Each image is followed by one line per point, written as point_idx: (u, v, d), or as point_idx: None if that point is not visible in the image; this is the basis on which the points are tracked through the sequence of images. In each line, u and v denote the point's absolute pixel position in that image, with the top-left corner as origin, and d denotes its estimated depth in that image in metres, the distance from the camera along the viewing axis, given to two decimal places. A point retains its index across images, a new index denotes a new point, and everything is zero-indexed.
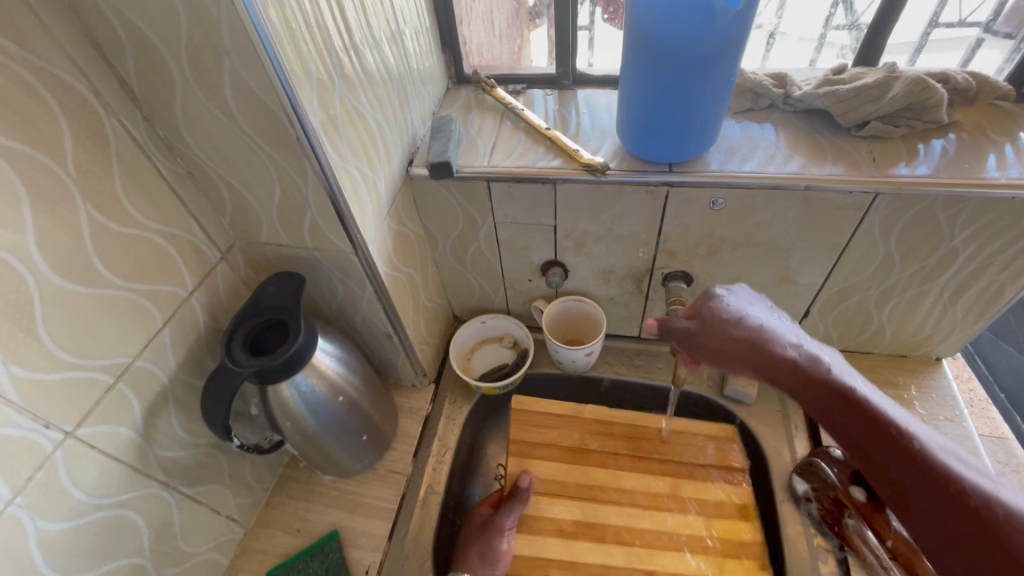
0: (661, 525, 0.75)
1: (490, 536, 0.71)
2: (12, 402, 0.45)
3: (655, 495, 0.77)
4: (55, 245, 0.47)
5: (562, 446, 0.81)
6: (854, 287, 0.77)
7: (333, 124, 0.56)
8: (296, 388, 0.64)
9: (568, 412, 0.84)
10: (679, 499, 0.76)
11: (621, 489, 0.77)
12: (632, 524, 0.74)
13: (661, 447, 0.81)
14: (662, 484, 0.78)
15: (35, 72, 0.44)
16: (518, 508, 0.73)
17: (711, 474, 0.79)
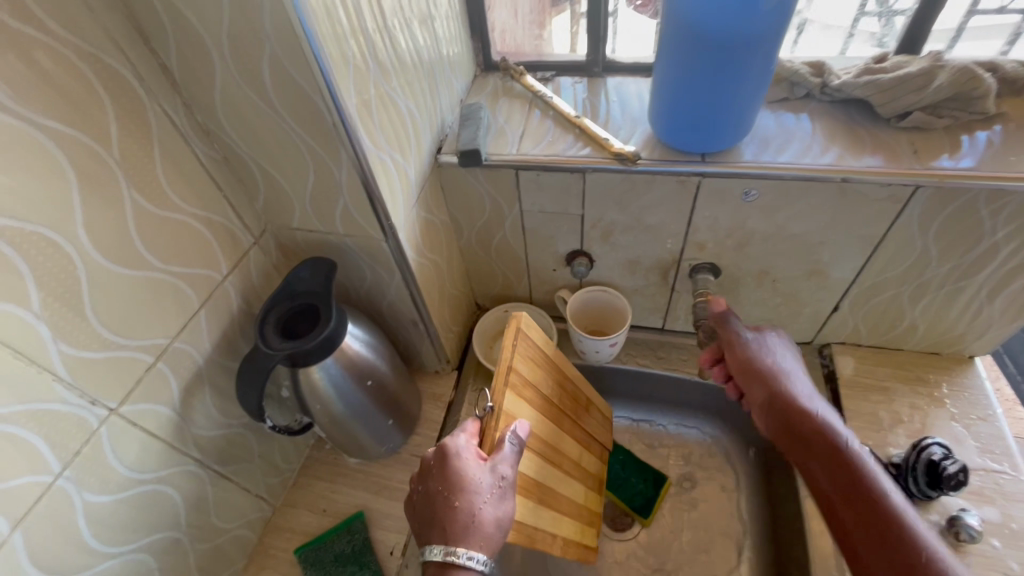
0: (574, 499, 0.70)
1: (485, 497, 0.48)
2: (62, 379, 0.47)
3: (577, 464, 0.71)
4: (102, 227, 0.48)
5: (542, 399, 0.63)
6: (887, 282, 0.75)
7: (368, 110, 0.57)
8: (326, 372, 0.65)
9: (549, 351, 0.65)
10: (582, 472, 0.73)
11: (560, 450, 0.66)
12: (558, 489, 0.65)
13: (586, 416, 0.76)
14: (583, 451, 0.73)
15: (83, 57, 0.44)
16: (513, 454, 0.50)
17: (594, 442, 0.78)
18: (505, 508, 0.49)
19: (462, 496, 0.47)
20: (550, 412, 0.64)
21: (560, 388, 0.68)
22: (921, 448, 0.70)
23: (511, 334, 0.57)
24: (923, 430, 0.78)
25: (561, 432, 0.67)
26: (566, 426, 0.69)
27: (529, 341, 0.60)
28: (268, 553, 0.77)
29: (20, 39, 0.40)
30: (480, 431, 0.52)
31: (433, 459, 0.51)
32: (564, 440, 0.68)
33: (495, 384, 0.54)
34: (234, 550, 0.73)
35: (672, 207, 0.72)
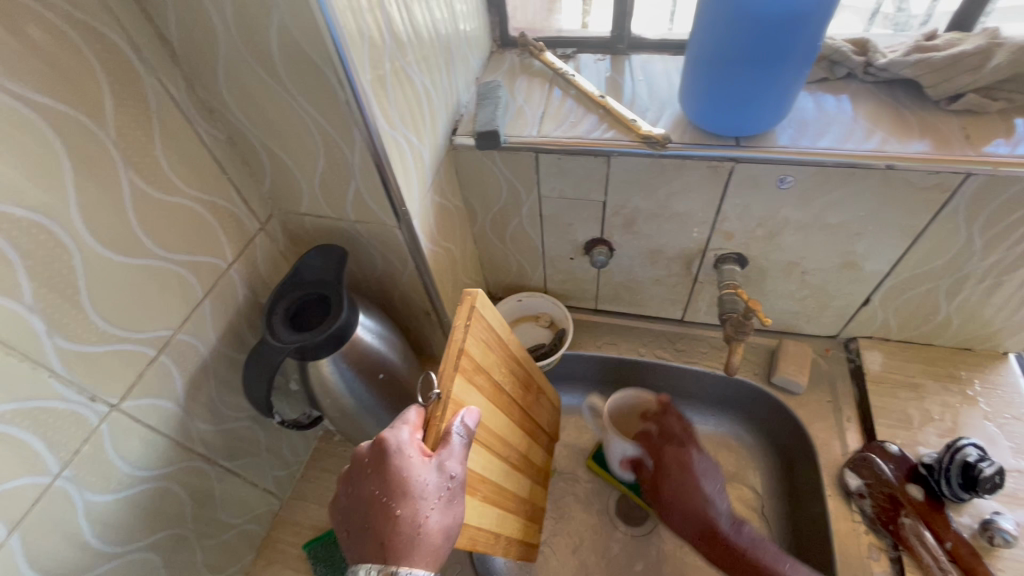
0: (518, 493, 0.65)
1: (431, 502, 0.41)
2: (58, 375, 0.44)
3: (521, 456, 0.65)
4: (97, 211, 0.44)
5: (495, 388, 0.56)
6: (925, 275, 0.71)
7: (383, 87, 0.52)
8: (337, 365, 0.63)
9: (504, 335, 0.58)
10: (526, 464, 0.68)
11: (507, 443, 0.61)
12: (502, 483, 0.60)
13: (535, 405, 0.70)
14: (528, 443, 0.69)
15: (75, 25, 0.40)
16: (462, 447, 0.44)
17: (539, 432, 0.73)
18: (453, 513, 0.42)
19: (403, 503, 0.41)
20: (500, 403, 0.58)
21: (512, 376, 0.61)
22: (956, 449, 0.67)
23: (465, 314, 0.50)
24: (955, 428, 0.75)
25: (508, 423, 0.61)
26: (515, 416, 0.63)
27: (483, 322, 0.52)
28: (277, 547, 0.75)
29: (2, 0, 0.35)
30: (425, 423, 0.45)
31: (369, 457, 0.43)
32: (511, 431, 0.62)
33: (443, 369, 0.47)
34: (241, 545, 0.71)
35: (701, 194, 0.68)
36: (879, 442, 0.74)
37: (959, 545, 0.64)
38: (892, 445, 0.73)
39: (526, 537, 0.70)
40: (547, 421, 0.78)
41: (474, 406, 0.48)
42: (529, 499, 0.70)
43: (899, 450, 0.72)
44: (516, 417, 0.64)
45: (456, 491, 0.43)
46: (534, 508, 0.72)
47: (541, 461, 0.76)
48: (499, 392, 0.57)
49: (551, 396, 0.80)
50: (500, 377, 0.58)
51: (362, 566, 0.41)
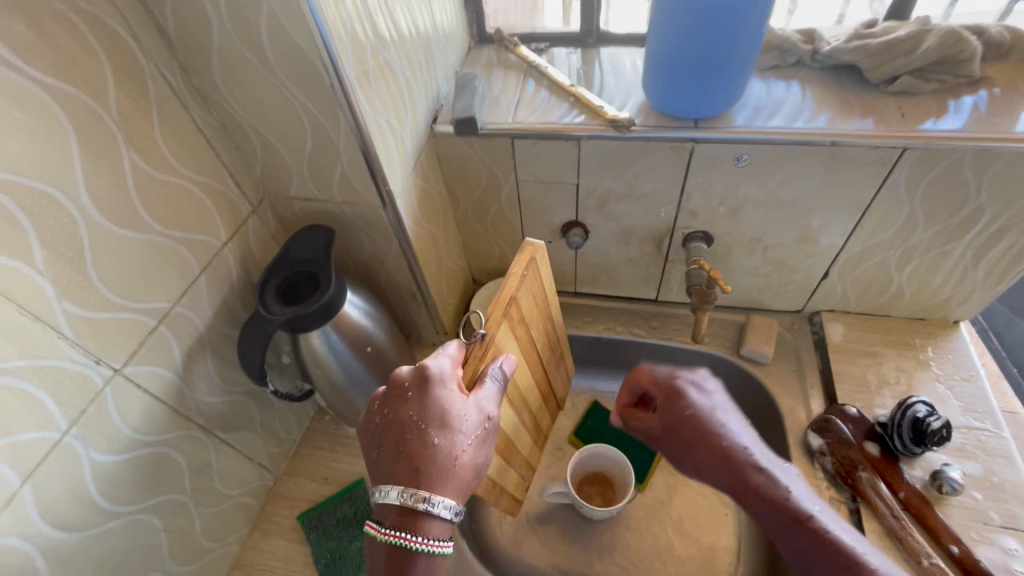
0: (520, 447, 0.70)
1: (467, 437, 0.45)
2: (67, 338, 0.47)
3: (530, 414, 0.70)
4: (100, 185, 0.48)
5: (525, 341, 0.60)
6: (875, 247, 0.77)
7: (366, 74, 0.57)
8: (326, 339, 0.66)
9: (545, 296, 0.62)
10: (531, 422, 0.72)
11: (523, 395, 0.65)
12: (510, 434, 0.64)
13: (551, 370, 0.74)
14: (540, 398, 0.73)
15: (81, 15, 0.44)
16: (496, 391, 0.48)
17: (553, 389, 0.77)
18: (482, 449, 0.47)
19: (442, 434, 0.44)
20: (527, 357, 0.62)
21: (542, 333, 0.65)
22: (907, 406, 0.72)
23: (520, 267, 0.53)
24: (910, 391, 0.80)
25: (528, 377, 0.65)
26: (535, 372, 0.67)
27: (532, 277, 0.56)
28: (271, 520, 0.78)
29: None
30: (466, 361, 0.49)
31: (410, 383, 0.47)
32: (529, 386, 0.66)
33: (492, 312, 0.50)
34: (237, 517, 0.74)
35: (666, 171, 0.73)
36: (840, 406, 0.79)
37: (912, 495, 0.70)
38: (851, 408, 0.78)
39: (515, 488, 0.74)
40: (562, 382, 0.81)
41: (509, 354, 0.52)
42: (525, 454, 0.73)
43: (858, 412, 0.77)
44: (536, 374, 0.68)
45: (488, 431, 0.47)
46: (528, 461, 0.76)
47: (545, 420, 0.79)
48: (530, 347, 0.62)
49: (568, 367, 0.84)
50: (534, 334, 0.62)
51: (391, 484, 0.44)
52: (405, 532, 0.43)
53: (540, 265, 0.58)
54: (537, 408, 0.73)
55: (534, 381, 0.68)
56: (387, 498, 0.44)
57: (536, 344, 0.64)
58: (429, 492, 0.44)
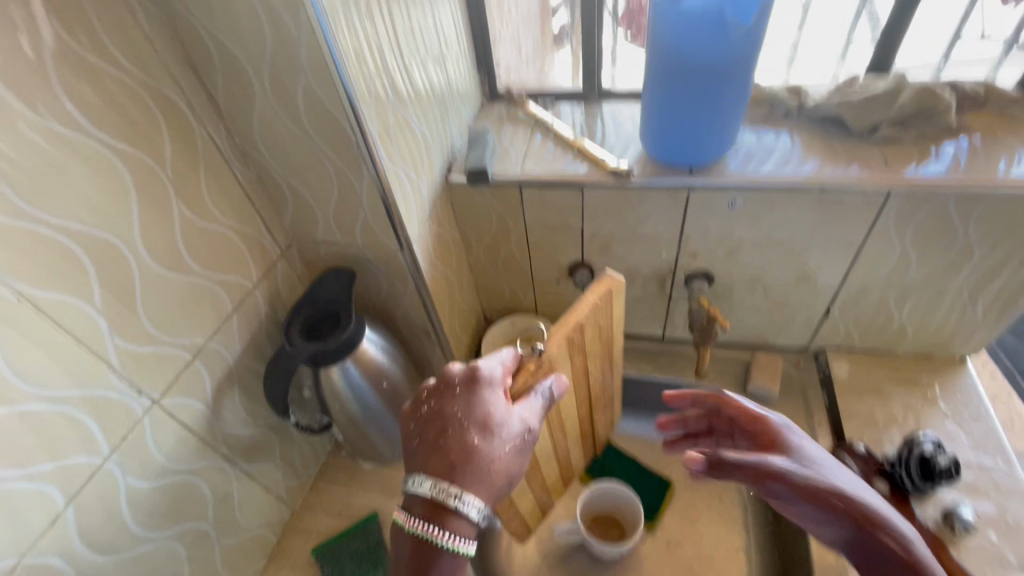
0: (547, 474, 0.72)
1: (505, 442, 0.49)
2: (115, 369, 0.52)
3: (563, 445, 0.72)
4: (152, 231, 0.54)
5: (579, 373, 0.63)
6: (873, 286, 0.79)
7: (388, 133, 0.64)
8: (345, 373, 0.70)
9: (609, 336, 0.65)
10: (564, 451, 0.74)
11: (562, 426, 0.67)
12: (540, 459, 0.66)
13: (595, 409, 0.76)
14: (581, 428, 0.75)
15: (147, 89, 0.52)
16: (539, 406, 0.52)
17: (598, 419, 0.79)
18: (516, 459, 0.50)
19: (483, 435, 0.48)
20: (575, 389, 0.65)
21: (597, 369, 0.67)
22: (914, 444, 0.72)
23: (596, 301, 0.56)
24: (918, 428, 0.81)
25: (573, 406, 0.67)
26: (581, 405, 0.70)
27: (604, 313, 0.59)
28: (286, 554, 0.80)
29: (94, 71, 0.47)
30: (514, 375, 0.53)
31: (459, 382, 0.51)
32: (570, 418, 0.69)
33: (554, 336, 0.54)
34: (254, 549, 0.76)
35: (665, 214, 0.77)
36: (847, 442, 0.78)
37: (925, 534, 0.68)
38: (858, 444, 0.77)
39: (528, 514, 0.75)
40: (608, 414, 0.83)
41: (564, 376, 0.56)
42: (551, 481, 0.75)
43: (865, 448, 0.77)
44: (582, 406, 0.70)
45: (526, 443, 0.51)
46: (554, 486, 0.78)
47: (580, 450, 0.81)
48: (580, 380, 0.64)
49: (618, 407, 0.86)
50: (588, 368, 0.64)
51: (425, 475, 0.47)
52: (431, 525, 0.46)
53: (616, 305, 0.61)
54: (575, 438, 0.75)
55: (576, 414, 0.70)
56: (418, 488, 0.47)
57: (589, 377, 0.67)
58: (461, 489, 0.46)
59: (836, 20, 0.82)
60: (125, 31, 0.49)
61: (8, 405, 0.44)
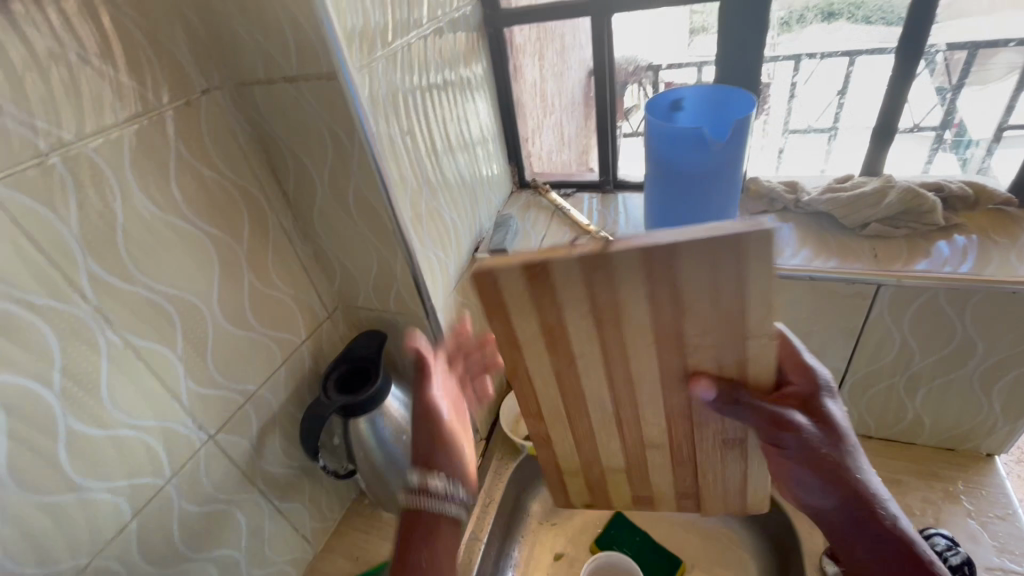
0: (604, 440, 0.58)
1: (506, 283, 0.44)
2: (185, 406, 0.64)
3: (632, 420, 0.54)
4: (225, 296, 0.68)
5: (669, 337, 0.45)
6: (879, 373, 0.81)
7: (419, 221, 0.76)
8: (371, 424, 0.80)
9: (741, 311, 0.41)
10: (628, 435, 0.56)
11: (629, 402, 0.53)
12: (588, 397, 0.53)
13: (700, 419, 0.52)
14: (671, 423, 0.53)
15: (236, 187, 0.67)
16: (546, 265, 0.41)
17: (710, 437, 0.54)
18: (516, 302, 0.45)
19: (494, 284, 0.44)
20: (660, 353, 0.47)
21: (715, 344, 0.45)
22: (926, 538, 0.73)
23: (709, 242, 0.38)
24: (937, 525, 0.78)
25: (653, 371, 0.49)
26: (675, 393, 0.50)
27: (732, 281, 0.40)
28: None
29: (201, 176, 0.63)
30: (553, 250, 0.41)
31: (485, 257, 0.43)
32: (643, 394, 0.51)
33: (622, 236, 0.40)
34: None
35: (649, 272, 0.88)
36: None
37: None
38: None
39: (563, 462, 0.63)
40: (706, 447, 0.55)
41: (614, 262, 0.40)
42: (600, 360, 0.49)
43: None
44: (680, 398, 0.51)
45: (534, 293, 0.44)
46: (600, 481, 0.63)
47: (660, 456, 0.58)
48: (668, 335, 0.45)
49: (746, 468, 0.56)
50: (691, 331, 0.45)
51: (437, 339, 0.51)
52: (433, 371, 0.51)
53: (763, 308, 0.42)
54: (651, 433, 0.55)
55: (657, 395, 0.51)
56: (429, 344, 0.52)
57: (698, 365, 0.47)
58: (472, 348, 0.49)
59: (856, 123, 0.90)
60: (226, 147, 0.65)
61: (102, 429, 0.56)
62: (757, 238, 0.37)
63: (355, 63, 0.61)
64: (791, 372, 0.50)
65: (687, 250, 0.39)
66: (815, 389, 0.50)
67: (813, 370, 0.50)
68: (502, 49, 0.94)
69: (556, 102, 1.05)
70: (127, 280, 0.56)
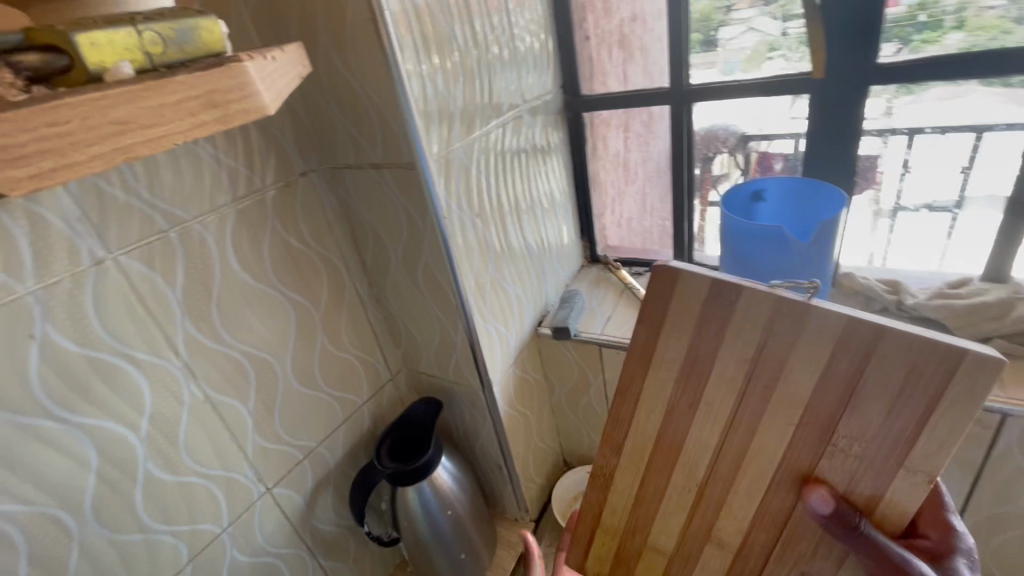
0: (672, 494, 0.51)
1: (684, 329, 0.44)
2: (248, 458, 0.68)
3: (726, 489, 0.47)
4: (298, 356, 0.72)
5: (821, 418, 0.41)
6: (1008, 518, 0.67)
7: (483, 296, 0.78)
8: (418, 494, 0.79)
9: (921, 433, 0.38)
10: (717, 511, 0.49)
11: (731, 465, 0.46)
12: (693, 447, 0.48)
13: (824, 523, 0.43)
14: (752, 527, 0.47)
15: (320, 258, 0.73)
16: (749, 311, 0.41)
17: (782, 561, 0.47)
18: (699, 345, 0.44)
19: (661, 320, 0.45)
20: (800, 442, 0.42)
21: (867, 458, 0.40)
22: None
23: (921, 346, 0.36)
24: None
25: (771, 461, 0.44)
26: (785, 492, 0.44)
27: (925, 395, 0.36)
28: None
29: (291, 248, 0.69)
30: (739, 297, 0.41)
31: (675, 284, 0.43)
32: (748, 480, 0.46)
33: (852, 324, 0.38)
34: None
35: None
36: None
37: None
38: None
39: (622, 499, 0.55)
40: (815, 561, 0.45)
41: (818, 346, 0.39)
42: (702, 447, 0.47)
43: None
44: (781, 502, 0.45)
45: (710, 329, 0.43)
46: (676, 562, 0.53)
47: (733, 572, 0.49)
48: (818, 432, 0.41)
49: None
50: (848, 441, 0.40)
51: None
52: None
53: (945, 447, 0.37)
54: (735, 520, 0.48)
55: (763, 489, 0.45)
56: None
57: (826, 472, 0.42)
58: None
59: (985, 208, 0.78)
60: (316, 223, 0.72)
61: (173, 474, 0.61)
62: (974, 362, 0.34)
63: (434, 153, 0.65)
64: (930, 528, 0.47)
65: (895, 340, 0.36)
66: (951, 549, 0.45)
67: (958, 534, 0.45)
68: (580, 132, 0.98)
69: (637, 172, 1.01)
70: (214, 340, 0.62)
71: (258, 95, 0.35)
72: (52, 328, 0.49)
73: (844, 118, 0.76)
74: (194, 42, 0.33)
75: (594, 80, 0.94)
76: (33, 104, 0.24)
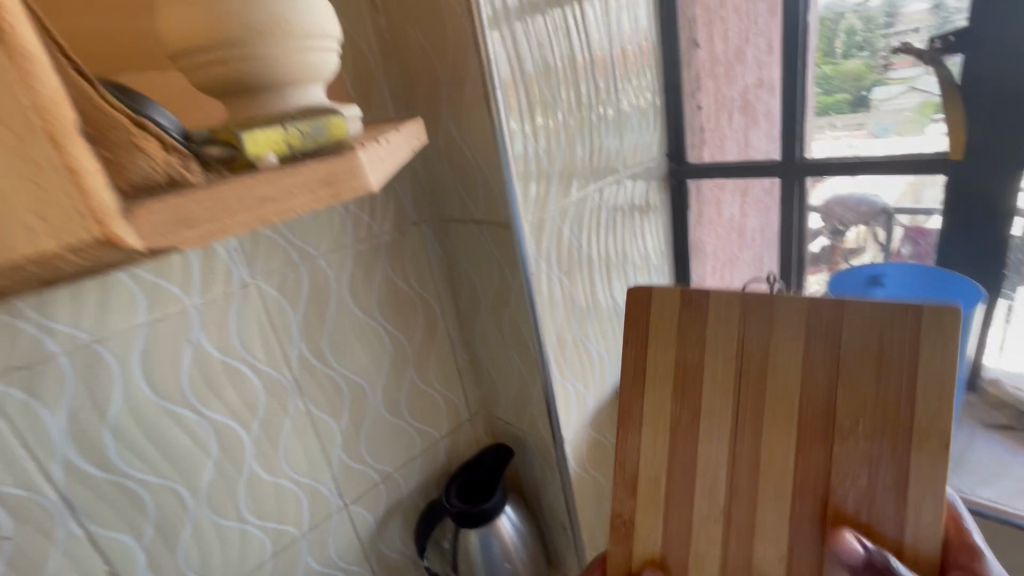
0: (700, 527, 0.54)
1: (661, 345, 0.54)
2: (333, 473, 0.75)
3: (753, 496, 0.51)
4: (388, 386, 0.79)
5: (817, 405, 0.47)
6: None
7: (564, 354, 0.79)
8: (478, 539, 0.80)
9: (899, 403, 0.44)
10: (744, 520, 0.51)
11: (749, 472, 0.51)
12: (707, 459, 0.53)
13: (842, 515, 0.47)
14: (793, 555, 0.49)
15: (420, 299, 0.81)
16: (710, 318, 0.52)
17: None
18: (681, 358, 0.53)
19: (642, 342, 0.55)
20: (799, 438, 0.48)
21: (874, 439, 0.45)
22: None
23: (880, 312, 0.45)
24: None
25: (786, 466, 0.49)
26: (808, 496, 0.48)
27: (904, 355, 0.44)
28: None
29: (395, 288, 0.77)
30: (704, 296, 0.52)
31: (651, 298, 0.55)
32: (771, 488, 0.50)
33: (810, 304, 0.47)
34: None
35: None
36: None
37: None
38: None
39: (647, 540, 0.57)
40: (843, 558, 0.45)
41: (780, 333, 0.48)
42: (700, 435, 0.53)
43: None
44: (806, 513, 0.48)
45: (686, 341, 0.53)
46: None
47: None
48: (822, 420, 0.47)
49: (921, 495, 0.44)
50: (847, 426, 0.46)
51: None
52: None
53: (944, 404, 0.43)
54: (757, 518, 0.50)
55: (788, 491, 0.49)
56: None
57: (846, 473, 0.46)
58: None
59: None
60: (420, 267, 0.80)
61: (271, 476, 0.69)
62: (930, 314, 0.43)
63: (529, 216, 0.70)
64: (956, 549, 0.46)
65: (855, 315, 0.46)
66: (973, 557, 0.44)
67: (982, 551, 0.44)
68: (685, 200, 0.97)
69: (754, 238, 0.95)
70: (322, 362, 0.71)
71: (371, 176, 0.38)
72: (202, 336, 0.61)
73: (983, 192, 0.69)
74: (330, 132, 0.37)
75: (704, 147, 0.93)
76: (211, 185, 0.29)
